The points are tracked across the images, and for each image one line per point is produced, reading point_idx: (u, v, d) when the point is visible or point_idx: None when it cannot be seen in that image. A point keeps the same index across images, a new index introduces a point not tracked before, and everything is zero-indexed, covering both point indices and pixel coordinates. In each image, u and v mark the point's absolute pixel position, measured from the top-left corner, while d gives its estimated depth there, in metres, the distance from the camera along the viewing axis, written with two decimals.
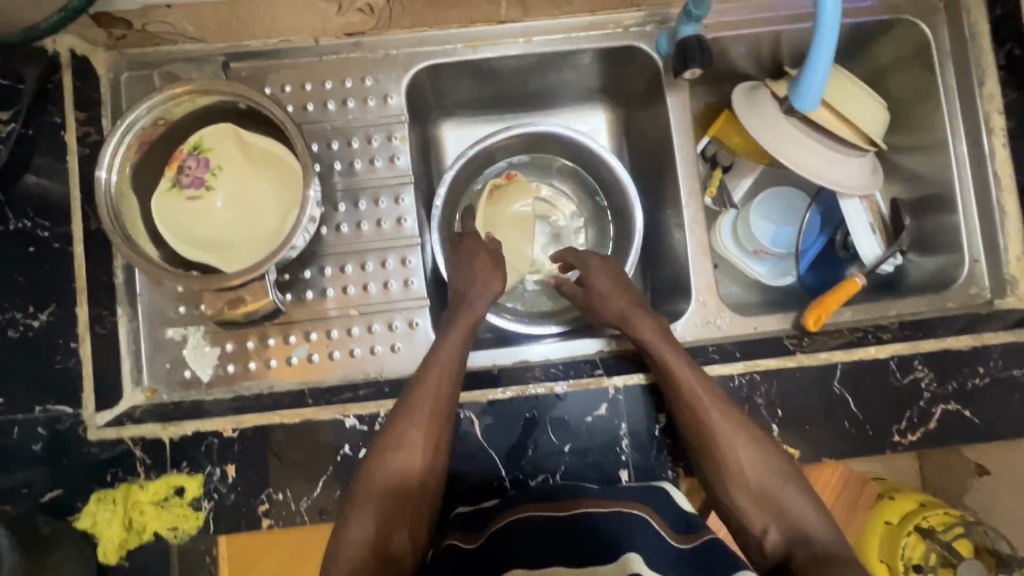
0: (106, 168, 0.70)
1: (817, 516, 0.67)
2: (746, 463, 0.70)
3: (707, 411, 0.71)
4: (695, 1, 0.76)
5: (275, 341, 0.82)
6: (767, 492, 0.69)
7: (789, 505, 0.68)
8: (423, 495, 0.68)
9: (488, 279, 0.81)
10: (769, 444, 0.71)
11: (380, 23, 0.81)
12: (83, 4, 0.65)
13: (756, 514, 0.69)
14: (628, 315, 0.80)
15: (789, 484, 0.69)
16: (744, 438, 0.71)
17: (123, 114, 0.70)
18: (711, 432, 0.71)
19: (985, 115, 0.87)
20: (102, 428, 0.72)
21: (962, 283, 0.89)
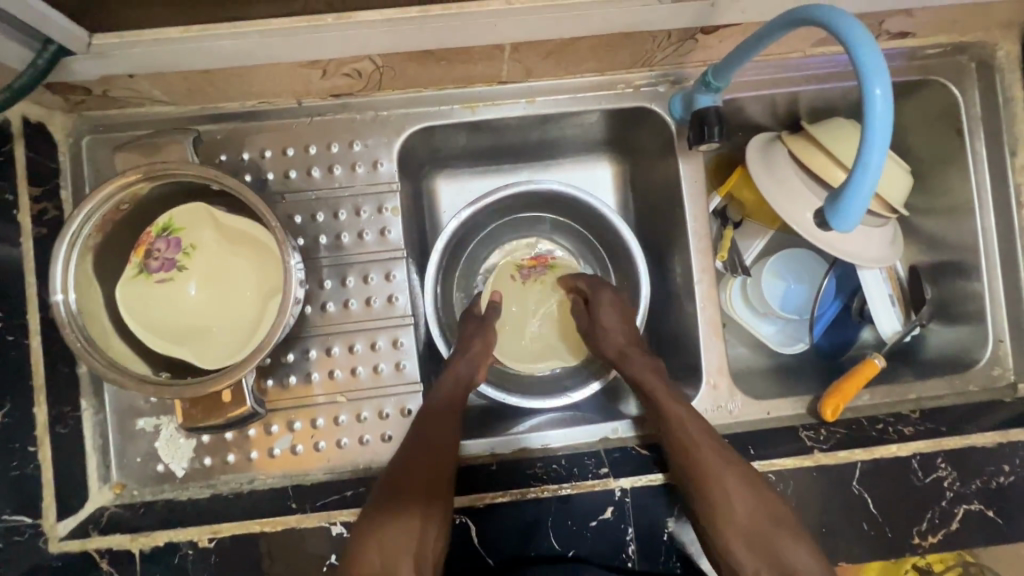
0: (61, 289, 0.63)
1: (817, 568, 0.61)
2: (737, 505, 0.65)
3: (698, 448, 0.69)
4: (714, 72, 0.70)
5: (256, 431, 0.76)
6: (760, 539, 0.63)
7: (784, 553, 0.62)
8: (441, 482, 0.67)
9: (480, 356, 0.80)
10: (762, 487, 0.67)
11: (369, 86, 0.74)
12: (30, 82, 0.57)
13: (749, 563, 0.63)
14: (626, 353, 0.79)
15: (785, 532, 0.63)
16: (736, 477, 0.67)
17: (72, 217, 0.63)
18: (700, 470, 0.68)
19: (1016, 187, 0.83)
20: (65, 540, 0.67)
21: (985, 364, 0.84)
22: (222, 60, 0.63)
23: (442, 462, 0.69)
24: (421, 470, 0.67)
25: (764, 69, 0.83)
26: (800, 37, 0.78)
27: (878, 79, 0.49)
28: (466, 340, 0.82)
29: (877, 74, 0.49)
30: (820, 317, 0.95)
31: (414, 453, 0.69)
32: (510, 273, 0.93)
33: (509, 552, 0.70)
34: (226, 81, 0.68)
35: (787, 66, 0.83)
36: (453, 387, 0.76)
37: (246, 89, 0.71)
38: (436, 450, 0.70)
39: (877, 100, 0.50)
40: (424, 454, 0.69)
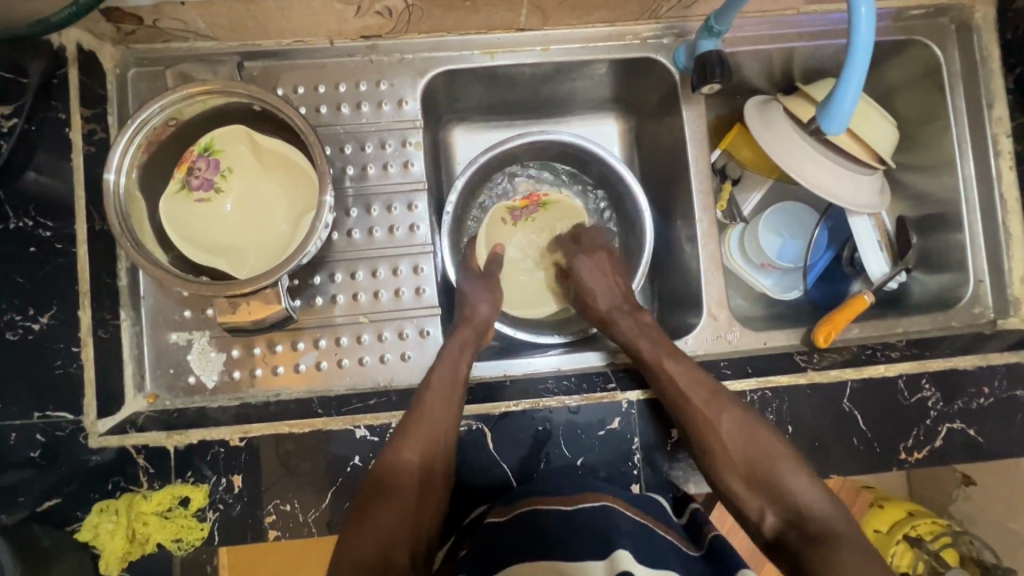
0: (114, 170, 0.68)
1: (812, 491, 0.68)
2: (733, 450, 0.71)
3: (694, 399, 0.74)
4: (716, 16, 0.76)
5: (283, 347, 0.81)
6: (760, 474, 0.70)
7: (780, 482, 0.69)
8: (425, 525, 0.67)
9: (482, 325, 0.83)
10: (755, 429, 0.72)
11: (397, 27, 0.80)
12: (95, 0, 0.62)
13: (751, 496, 0.70)
14: (613, 312, 0.86)
15: (781, 463, 0.70)
16: (730, 421, 0.73)
17: (136, 110, 0.68)
18: (698, 420, 0.73)
19: (994, 138, 0.89)
20: (105, 435, 0.71)
21: (966, 303, 0.90)
22: None
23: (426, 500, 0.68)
24: (403, 512, 0.66)
25: (761, 26, 0.90)
26: None
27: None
28: (472, 298, 0.85)
29: None
30: (813, 267, 1.01)
31: (394, 489, 0.67)
32: (502, 218, 0.96)
33: (523, 460, 0.75)
34: (267, 15, 0.74)
35: (782, 23, 0.90)
36: (459, 347, 0.79)
37: (285, 25, 0.77)
38: (423, 489, 0.68)
39: (862, 20, 0.56)
40: (409, 496, 0.67)
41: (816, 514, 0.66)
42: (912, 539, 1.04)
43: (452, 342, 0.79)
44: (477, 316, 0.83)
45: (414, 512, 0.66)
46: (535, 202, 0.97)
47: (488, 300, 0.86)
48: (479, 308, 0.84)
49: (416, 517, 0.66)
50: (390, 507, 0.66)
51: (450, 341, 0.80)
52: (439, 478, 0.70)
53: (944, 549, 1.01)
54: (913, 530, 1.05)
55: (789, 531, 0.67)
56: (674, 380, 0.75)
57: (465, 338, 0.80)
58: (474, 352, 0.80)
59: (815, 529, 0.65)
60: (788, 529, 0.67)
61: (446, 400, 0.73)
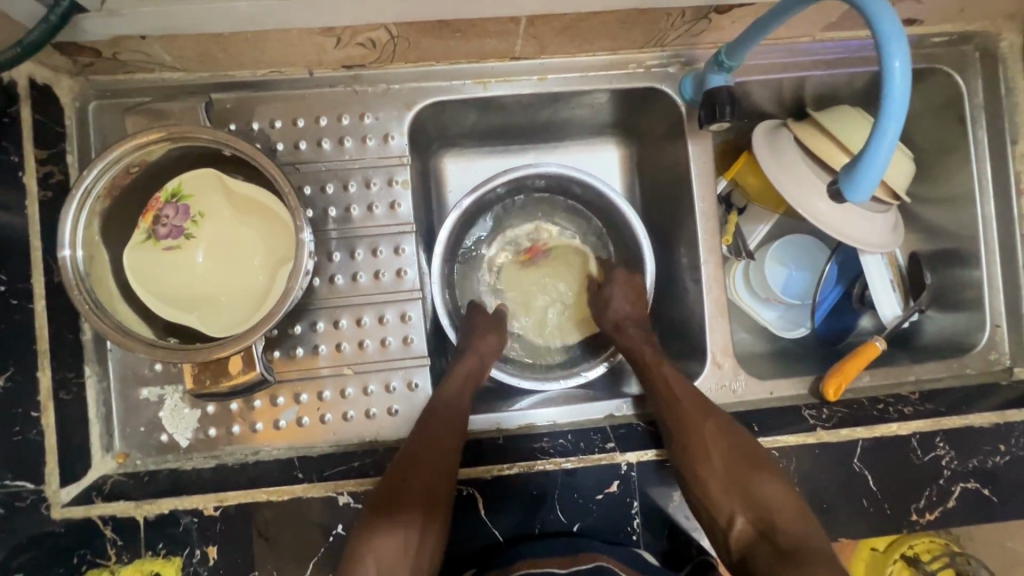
0: (70, 245, 0.62)
1: (787, 503, 0.67)
2: (716, 455, 0.70)
3: (681, 399, 0.75)
4: (728, 51, 0.71)
5: (261, 403, 0.76)
6: (739, 480, 0.69)
7: (758, 490, 0.68)
8: (443, 494, 0.67)
9: (488, 351, 0.81)
10: (743, 437, 0.72)
11: (382, 57, 0.73)
12: (43, 38, 0.56)
13: (724, 502, 0.68)
14: (622, 326, 0.84)
15: (760, 471, 0.69)
16: (712, 425, 0.72)
17: (75, 181, 0.62)
18: (686, 422, 0.73)
19: (1017, 176, 0.84)
20: (69, 506, 0.66)
21: (982, 349, 0.86)
22: (238, 23, 0.62)
23: (441, 471, 0.68)
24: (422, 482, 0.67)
25: (774, 53, 0.84)
26: (812, 22, 0.79)
27: (898, 52, 0.51)
28: (470, 332, 0.83)
29: (897, 46, 0.51)
30: (821, 303, 0.96)
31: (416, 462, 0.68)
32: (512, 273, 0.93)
33: (516, 524, 0.71)
34: (238, 47, 0.68)
35: (796, 51, 0.84)
36: (463, 378, 0.77)
37: (258, 56, 0.70)
38: (440, 466, 0.68)
39: (896, 73, 0.52)
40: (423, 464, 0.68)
41: (789, 526, 0.65)
42: (910, 558, 1.02)
43: (456, 371, 0.78)
44: (484, 346, 0.81)
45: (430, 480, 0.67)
46: (539, 251, 0.94)
47: (494, 334, 0.83)
48: (486, 339, 0.82)
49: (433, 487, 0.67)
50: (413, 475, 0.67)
51: (453, 374, 0.78)
52: (452, 447, 0.70)
53: (943, 569, 1.00)
54: (910, 549, 1.03)
55: (758, 542, 0.65)
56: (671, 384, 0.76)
57: (468, 371, 0.78)
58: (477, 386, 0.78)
59: (786, 538, 0.64)
60: (757, 539, 0.65)
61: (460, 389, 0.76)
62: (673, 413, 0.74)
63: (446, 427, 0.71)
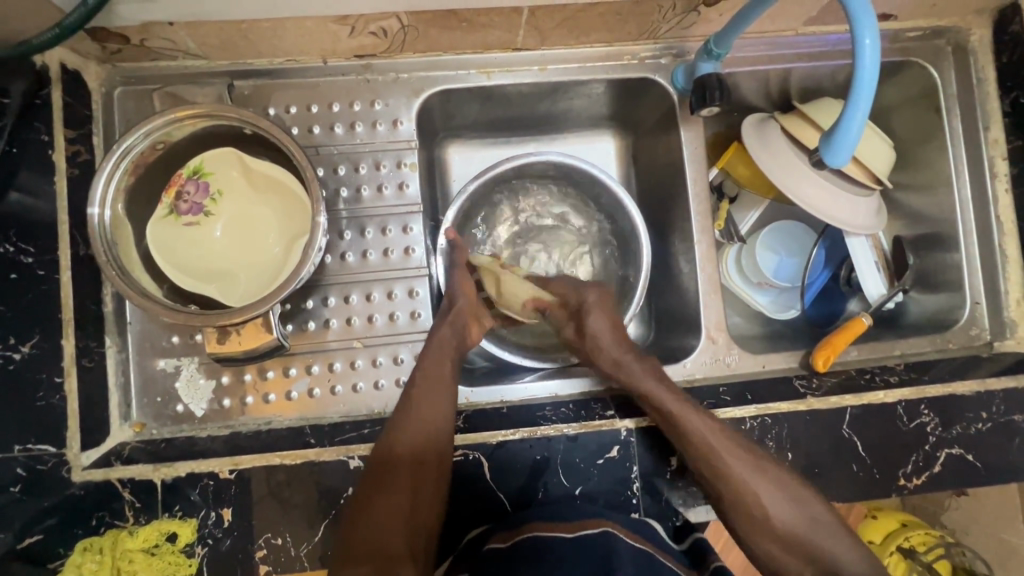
0: (98, 204, 0.66)
1: (848, 553, 0.67)
2: (770, 512, 0.70)
3: (725, 456, 0.71)
4: (716, 40, 0.76)
5: (274, 374, 0.79)
6: (798, 535, 0.69)
7: (819, 545, 0.68)
8: (421, 533, 0.65)
9: (461, 317, 0.79)
10: (791, 488, 0.70)
11: (392, 47, 0.78)
12: (80, 21, 0.60)
13: (788, 559, 0.69)
14: (621, 363, 0.80)
15: (819, 527, 0.68)
16: (764, 479, 0.70)
17: (120, 139, 0.66)
18: (734, 481, 0.71)
19: (990, 160, 0.89)
20: (89, 469, 0.69)
21: (963, 325, 0.90)
22: (259, 10, 0.66)
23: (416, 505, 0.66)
24: (395, 517, 0.65)
25: (759, 46, 0.90)
26: (793, 16, 0.85)
27: (868, 30, 0.56)
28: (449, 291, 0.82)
29: (868, 25, 0.55)
30: (811, 286, 1.00)
31: (388, 496, 0.66)
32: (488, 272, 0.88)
33: (520, 489, 0.73)
34: (259, 35, 0.72)
35: (780, 44, 0.90)
36: (438, 354, 0.76)
37: (277, 44, 0.75)
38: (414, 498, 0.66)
39: (866, 50, 0.56)
40: (401, 498, 0.66)
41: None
42: (906, 549, 1.04)
43: (432, 342, 0.77)
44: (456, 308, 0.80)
45: (408, 514, 0.66)
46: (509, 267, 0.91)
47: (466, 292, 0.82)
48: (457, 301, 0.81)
49: (412, 522, 0.65)
50: (388, 509, 0.65)
51: (431, 345, 0.77)
52: (429, 486, 0.68)
53: (938, 561, 1.02)
54: (905, 541, 1.04)
55: None
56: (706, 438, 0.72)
57: (445, 345, 0.77)
58: (456, 359, 0.77)
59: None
60: None
61: (433, 399, 0.72)
62: (720, 474, 0.71)
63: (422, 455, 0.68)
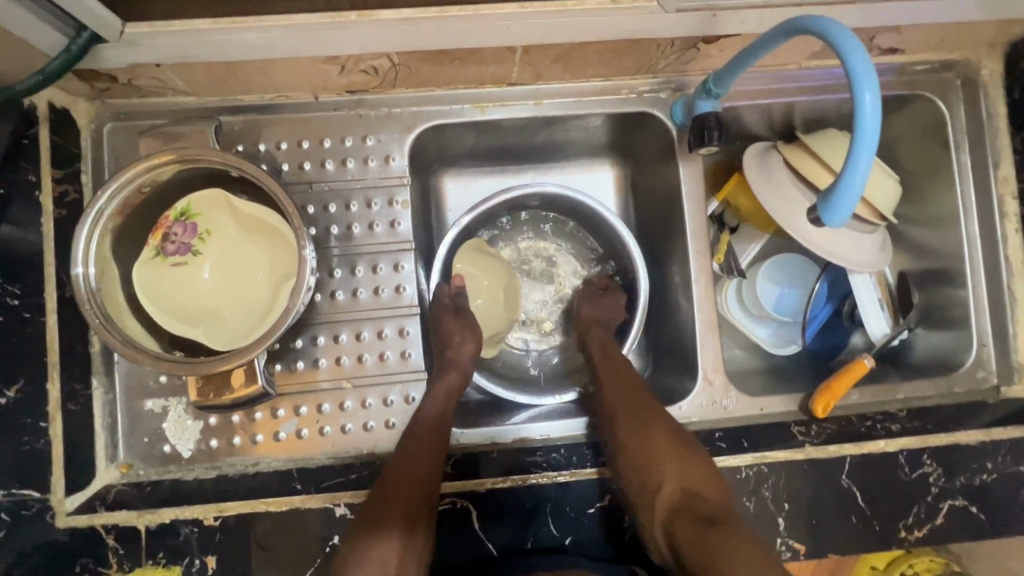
0: (83, 263, 0.66)
1: (711, 483, 0.68)
2: (654, 432, 0.72)
3: (630, 384, 0.78)
4: (715, 79, 0.74)
5: (262, 415, 0.78)
6: (671, 456, 0.70)
7: (687, 469, 0.68)
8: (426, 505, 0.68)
9: (468, 361, 0.81)
10: (679, 427, 0.74)
11: (384, 83, 0.77)
12: (64, 67, 0.60)
13: (655, 473, 0.69)
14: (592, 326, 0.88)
15: (693, 457, 0.70)
16: (655, 408, 0.75)
17: (93, 200, 0.66)
18: (633, 402, 0.76)
19: (1000, 199, 0.87)
20: (73, 514, 0.68)
21: (969, 367, 0.87)
22: (246, 53, 0.65)
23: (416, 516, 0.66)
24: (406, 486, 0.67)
25: (761, 80, 0.87)
26: (796, 50, 0.82)
27: (868, 84, 0.54)
28: (454, 336, 0.82)
29: (868, 81, 0.53)
30: (812, 320, 0.98)
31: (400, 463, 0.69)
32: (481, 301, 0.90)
33: (509, 539, 0.72)
34: (248, 74, 0.71)
35: (782, 77, 0.87)
36: (444, 393, 0.77)
37: (266, 82, 0.73)
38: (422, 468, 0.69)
39: (866, 105, 0.54)
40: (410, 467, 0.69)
41: (715, 504, 0.65)
42: None
43: (438, 382, 0.78)
44: (462, 357, 0.80)
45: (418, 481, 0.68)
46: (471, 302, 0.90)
47: (472, 337, 0.82)
48: (464, 347, 0.81)
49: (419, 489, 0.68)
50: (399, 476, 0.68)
51: (434, 388, 0.77)
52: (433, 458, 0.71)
53: None
54: (909, 569, 1.03)
55: (681, 511, 0.64)
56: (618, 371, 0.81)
57: (450, 383, 0.77)
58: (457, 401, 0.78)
59: (708, 509, 0.64)
60: (681, 509, 0.65)
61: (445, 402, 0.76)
62: (622, 399, 0.77)
63: (426, 455, 0.70)
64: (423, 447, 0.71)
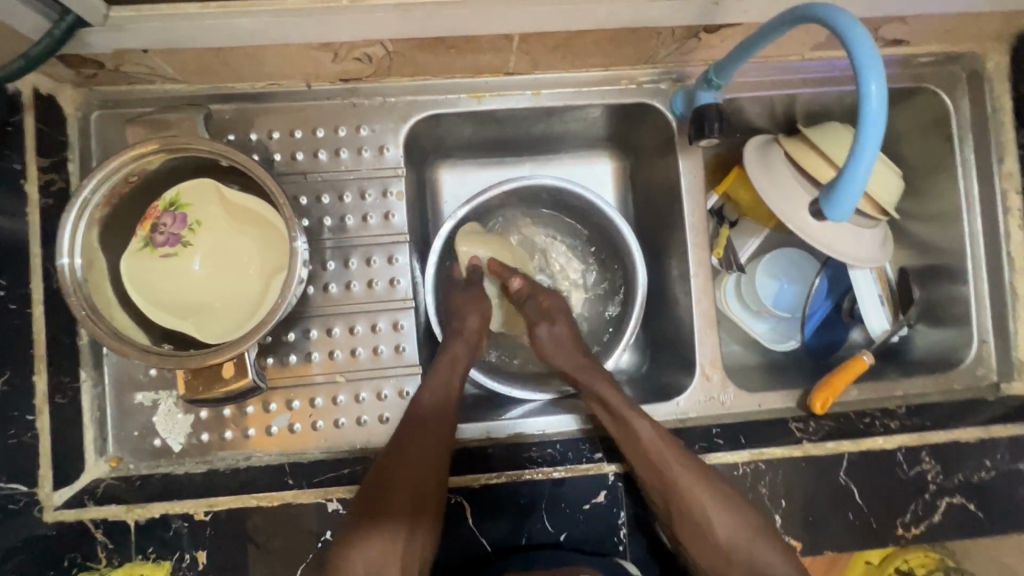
0: (68, 254, 0.64)
1: (787, 562, 0.68)
2: (718, 529, 0.69)
3: (678, 477, 0.70)
4: (716, 69, 0.72)
5: (254, 409, 0.77)
6: (741, 551, 0.69)
7: (760, 559, 0.68)
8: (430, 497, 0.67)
9: (475, 334, 0.81)
10: (739, 500, 0.70)
11: (378, 72, 0.75)
12: (47, 51, 0.58)
13: (729, 572, 0.69)
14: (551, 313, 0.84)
15: (759, 538, 0.69)
16: (708, 491, 0.70)
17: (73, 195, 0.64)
18: (683, 498, 0.70)
19: (1003, 194, 0.85)
20: (61, 509, 0.67)
21: (969, 364, 0.87)
22: (235, 39, 0.64)
23: (426, 504, 0.67)
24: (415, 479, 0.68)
25: (764, 71, 0.86)
26: (800, 41, 0.81)
27: (874, 74, 0.52)
28: (459, 310, 0.82)
29: (874, 70, 0.52)
30: (811, 316, 0.97)
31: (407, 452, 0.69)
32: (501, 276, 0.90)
33: (503, 535, 0.71)
34: (238, 60, 0.69)
35: (785, 69, 0.86)
36: (449, 364, 0.77)
37: (257, 69, 0.72)
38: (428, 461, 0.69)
39: (872, 95, 0.53)
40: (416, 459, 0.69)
41: None
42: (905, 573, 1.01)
43: (444, 356, 0.78)
44: (467, 329, 0.81)
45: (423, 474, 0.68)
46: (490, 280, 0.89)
47: (476, 311, 0.82)
48: (468, 320, 0.81)
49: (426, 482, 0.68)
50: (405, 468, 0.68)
51: (439, 361, 0.78)
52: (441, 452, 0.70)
53: None
54: (904, 564, 1.01)
55: None
56: (659, 459, 0.71)
57: (455, 356, 0.78)
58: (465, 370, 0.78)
59: None
60: None
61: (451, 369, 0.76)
62: (672, 497, 0.70)
63: (434, 444, 0.70)
64: (429, 437, 0.70)
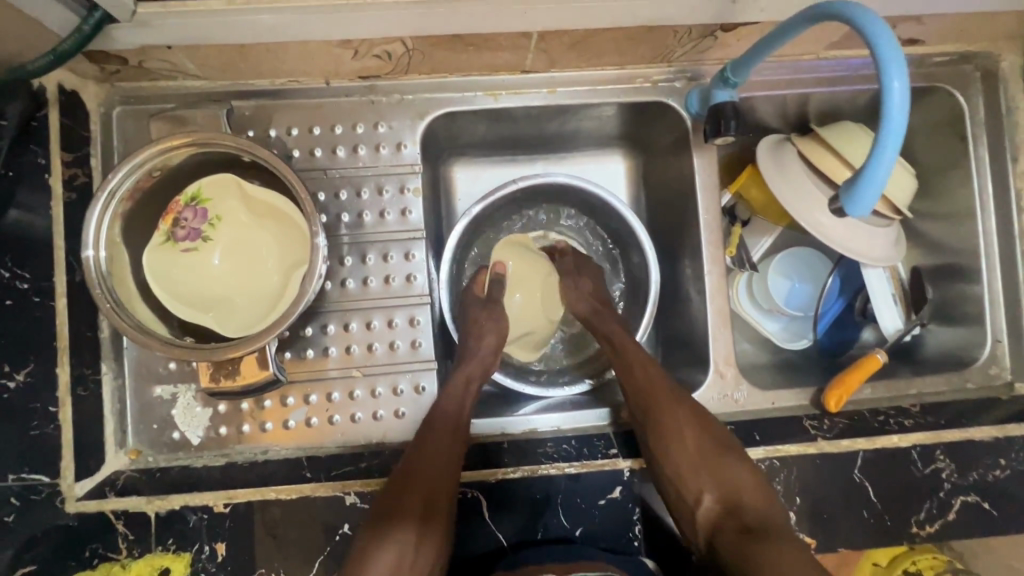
0: (92, 246, 0.65)
1: (754, 486, 0.67)
2: (688, 437, 0.70)
3: (658, 386, 0.75)
4: (733, 67, 0.73)
5: (271, 403, 0.78)
6: (706, 460, 0.69)
7: (725, 474, 0.68)
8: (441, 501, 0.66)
9: (490, 354, 0.81)
10: (711, 424, 0.72)
11: (397, 69, 0.75)
12: (75, 47, 0.59)
13: (693, 479, 0.68)
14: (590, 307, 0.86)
15: (727, 456, 0.69)
16: (686, 408, 0.73)
17: (99, 187, 0.65)
18: (659, 405, 0.73)
19: (1017, 194, 0.86)
20: (83, 500, 0.68)
21: (982, 363, 0.87)
22: (258, 35, 0.64)
23: (434, 507, 0.65)
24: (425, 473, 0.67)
25: (779, 70, 0.86)
26: (815, 40, 0.81)
27: (897, 72, 0.53)
28: (474, 332, 0.82)
29: (897, 67, 0.52)
30: (823, 315, 0.97)
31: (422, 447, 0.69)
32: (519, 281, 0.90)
33: (519, 529, 0.72)
34: (260, 57, 0.70)
35: (799, 68, 0.86)
36: (464, 382, 0.77)
37: (277, 66, 0.72)
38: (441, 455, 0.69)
39: (895, 93, 0.53)
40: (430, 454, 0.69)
41: (757, 508, 0.65)
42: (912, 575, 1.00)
43: (458, 374, 0.78)
44: (483, 348, 0.81)
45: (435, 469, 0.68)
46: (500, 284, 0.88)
47: (494, 331, 0.82)
48: (484, 340, 0.81)
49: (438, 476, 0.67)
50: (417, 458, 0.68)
51: (453, 380, 0.78)
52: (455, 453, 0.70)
53: None
54: (913, 565, 1.00)
55: (724, 521, 0.65)
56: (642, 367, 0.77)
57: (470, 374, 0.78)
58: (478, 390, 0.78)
59: (752, 517, 0.64)
60: (724, 517, 0.65)
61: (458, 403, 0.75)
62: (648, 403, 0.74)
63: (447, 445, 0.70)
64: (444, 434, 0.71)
